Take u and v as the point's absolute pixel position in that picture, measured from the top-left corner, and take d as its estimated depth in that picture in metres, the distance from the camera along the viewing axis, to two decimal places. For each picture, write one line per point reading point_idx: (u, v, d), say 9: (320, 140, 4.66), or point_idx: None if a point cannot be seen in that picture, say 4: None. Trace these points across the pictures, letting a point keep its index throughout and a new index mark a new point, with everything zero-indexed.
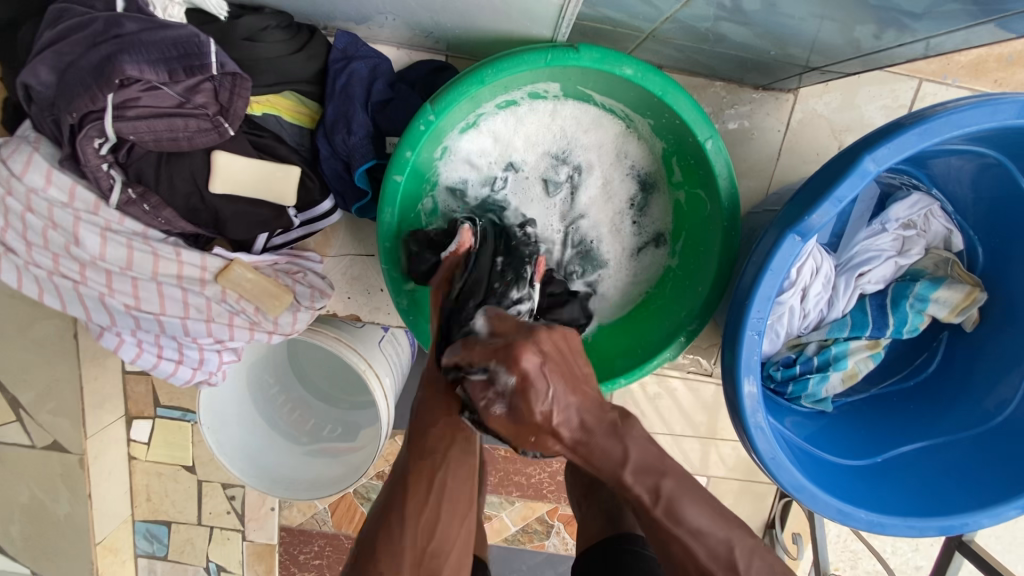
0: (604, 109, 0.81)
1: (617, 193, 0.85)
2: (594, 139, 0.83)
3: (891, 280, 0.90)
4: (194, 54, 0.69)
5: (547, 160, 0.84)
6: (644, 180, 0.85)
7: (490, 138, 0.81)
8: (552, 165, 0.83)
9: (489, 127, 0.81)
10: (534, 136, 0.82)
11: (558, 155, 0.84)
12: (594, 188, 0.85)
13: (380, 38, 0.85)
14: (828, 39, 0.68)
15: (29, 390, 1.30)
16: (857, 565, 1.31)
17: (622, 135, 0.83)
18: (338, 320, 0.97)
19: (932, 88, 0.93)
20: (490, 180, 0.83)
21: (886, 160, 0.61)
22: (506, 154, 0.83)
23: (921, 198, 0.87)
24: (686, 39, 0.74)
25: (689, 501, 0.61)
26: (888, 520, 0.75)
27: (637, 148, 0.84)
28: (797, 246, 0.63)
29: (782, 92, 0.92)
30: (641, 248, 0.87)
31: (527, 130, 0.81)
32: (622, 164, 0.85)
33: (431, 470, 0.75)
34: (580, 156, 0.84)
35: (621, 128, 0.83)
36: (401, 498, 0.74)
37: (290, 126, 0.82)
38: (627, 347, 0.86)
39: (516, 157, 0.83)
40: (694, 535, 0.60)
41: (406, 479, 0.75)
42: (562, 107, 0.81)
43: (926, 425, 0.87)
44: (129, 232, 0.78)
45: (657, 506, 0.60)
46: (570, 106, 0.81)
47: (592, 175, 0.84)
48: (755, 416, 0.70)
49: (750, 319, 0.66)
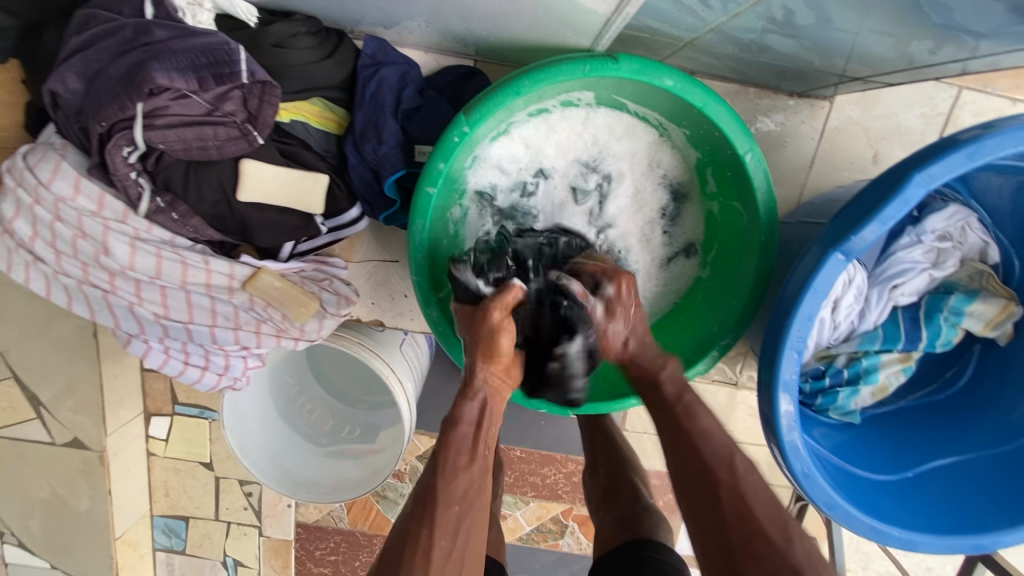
0: (637, 117, 0.79)
1: (648, 203, 0.83)
2: (626, 148, 0.81)
3: (924, 292, 0.88)
4: (224, 61, 0.68)
5: (578, 168, 0.82)
6: (676, 190, 0.83)
7: (521, 146, 0.80)
8: (581, 173, 0.82)
9: (521, 134, 0.79)
10: (566, 144, 0.81)
11: (589, 163, 0.82)
12: (625, 198, 0.83)
13: (408, 42, 0.83)
14: (875, 50, 0.66)
15: (49, 387, 1.31)
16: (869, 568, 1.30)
17: (655, 144, 0.81)
18: (363, 324, 0.95)
19: (971, 96, 0.91)
20: (520, 186, 0.82)
21: (937, 178, 0.59)
22: (537, 161, 0.81)
23: (959, 209, 0.85)
24: (727, 48, 0.72)
25: (703, 408, 0.69)
26: (919, 538, 0.74)
27: (668, 158, 0.82)
28: (841, 265, 0.62)
29: (817, 99, 0.90)
30: (671, 258, 0.86)
31: (559, 137, 0.80)
32: (654, 174, 0.83)
33: (455, 520, 0.63)
34: (612, 164, 0.82)
35: (654, 136, 0.81)
36: (427, 525, 0.62)
37: (317, 131, 0.81)
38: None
39: (546, 163, 0.82)
40: (704, 435, 0.67)
41: (427, 504, 0.63)
42: (595, 115, 0.79)
43: (957, 438, 0.86)
44: (158, 240, 0.77)
45: (678, 403, 0.69)
46: (603, 114, 0.79)
47: (623, 184, 0.82)
48: (790, 434, 0.69)
49: (790, 338, 0.65)
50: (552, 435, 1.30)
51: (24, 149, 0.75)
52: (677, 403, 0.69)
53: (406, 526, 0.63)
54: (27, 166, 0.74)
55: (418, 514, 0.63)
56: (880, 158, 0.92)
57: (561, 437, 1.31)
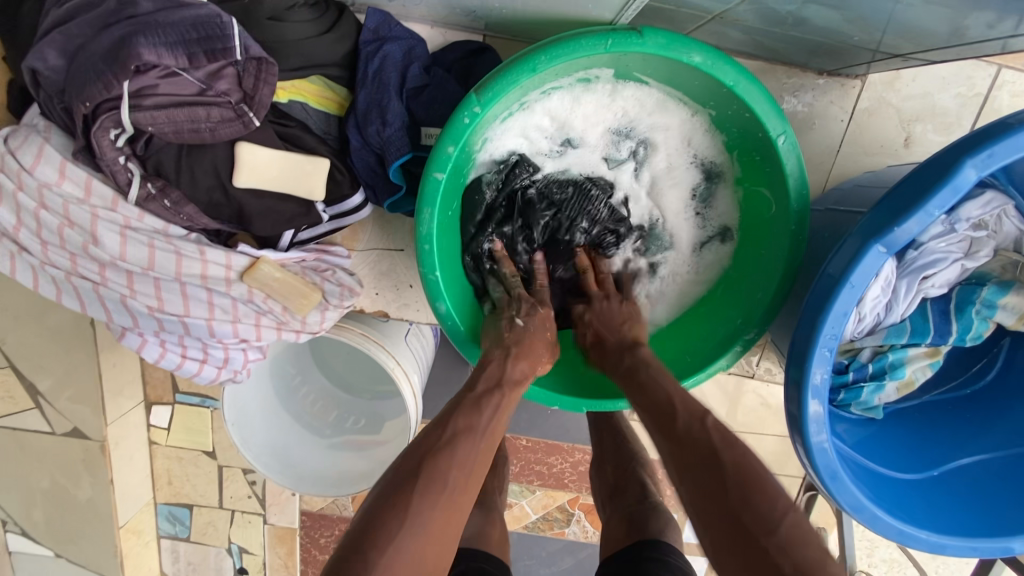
0: (664, 90, 0.74)
1: (681, 179, 0.79)
2: (659, 117, 0.76)
3: (954, 283, 0.83)
4: (216, 36, 0.63)
5: (608, 138, 0.78)
6: (710, 168, 0.78)
7: (544, 120, 0.75)
8: (613, 141, 0.78)
9: (545, 106, 0.74)
10: (593, 116, 0.76)
11: (622, 132, 0.78)
12: (659, 168, 0.80)
13: (414, 15, 0.78)
14: (922, 22, 0.61)
15: (46, 376, 1.28)
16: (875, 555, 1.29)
17: (686, 121, 0.76)
18: (367, 316, 0.92)
19: (1011, 75, 0.85)
20: (546, 155, 0.78)
21: (987, 167, 0.55)
22: (564, 132, 0.77)
23: (996, 196, 0.77)
24: (759, 21, 0.68)
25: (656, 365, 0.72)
26: (949, 541, 0.71)
27: (700, 133, 0.76)
28: (882, 258, 0.58)
29: (848, 77, 0.85)
30: (704, 243, 0.82)
31: (586, 109, 0.75)
32: (685, 151, 0.78)
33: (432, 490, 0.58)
34: (647, 133, 0.78)
35: (686, 114, 0.75)
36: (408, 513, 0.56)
37: (316, 112, 0.76)
38: (669, 356, 0.80)
39: (574, 134, 0.77)
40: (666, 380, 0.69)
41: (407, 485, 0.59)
42: (622, 88, 0.74)
43: (984, 433, 0.82)
44: (149, 229, 0.73)
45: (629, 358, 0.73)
46: (631, 87, 0.74)
47: (657, 153, 0.79)
48: (819, 436, 0.66)
49: (821, 337, 0.61)
50: (558, 424, 1.27)
51: (5, 132, 0.71)
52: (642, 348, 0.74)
53: (391, 487, 0.58)
54: (7, 150, 0.69)
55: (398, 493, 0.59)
56: (912, 141, 0.87)
57: (567, 426, 1.28)
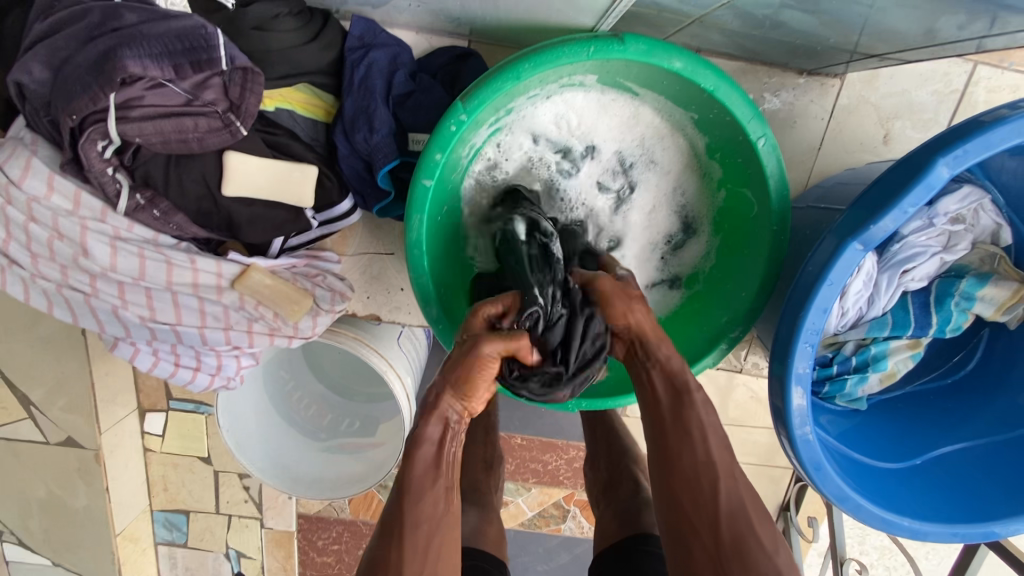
0: (675, 125, 0.77)
1: (658, 225, 0.81)
2: (664, 159, 0.79)
3: (934, 276, 0.84)
4: (201, 47, 0.64)
5: (612, 165, 0.79)
6: (689, 220, 0.81)
7: (556, 115, 0.76)
8: (612, 170, 0.79)
9: (568, 99, 0.75)
10: (612, 130, 0.77)
11: (623, 163, 0.79)
12: (639, 211, 0.81)
13: (398, 22, 0.79)
14: (895, 24, 0.63)
15: (39, 387, 1.27)
16: (864, 540, 1.30)
17: (682, 170, 0.80)
18: (358, 320, 0.92)
19: (986, 72, 0.87)
20: (563, 151, 0.78)
21: (959, 167, 0.56)
22: (587, 137, 0.78)
23: (972, 190, 0.79)
24: (739, 24, 0.70)
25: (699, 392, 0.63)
26: (931, 528, 0.73)
27: (694, 187, 0.80)
28: (859, 255, 0.59)
29: (827, 77, 0.86)
30: (655, 284, 0.83)
31: (608, 118, 0.77)
32: (673, 198, 0.81)
33: (424, 537, 0.58)
34: (641, 173, 0.80)
35: (689, 164, 0.79)
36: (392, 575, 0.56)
37: (304, 120, 0.77)
38: None
39: (596, 141, 0.78)
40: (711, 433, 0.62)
41: (391, 535, 0.57)
42: (639, 110, 0.76)
43: (964, 422, 0.84)
44: (139, 239, 0.74)
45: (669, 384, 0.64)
46: (649, 110, 0.76)
47: (641, 196, 0.80)
48: (803, 428, 0.67)
49: (802, 333, 0.63)
50: (552, 421, 1.28)
51: None
52: (695, 392, 0.63)
53: (373, 559, 0.58)
54: None
55: (385, 542, 0.58)
56: (891, 138, 0.89)
57: (560, 423, 1.29)
